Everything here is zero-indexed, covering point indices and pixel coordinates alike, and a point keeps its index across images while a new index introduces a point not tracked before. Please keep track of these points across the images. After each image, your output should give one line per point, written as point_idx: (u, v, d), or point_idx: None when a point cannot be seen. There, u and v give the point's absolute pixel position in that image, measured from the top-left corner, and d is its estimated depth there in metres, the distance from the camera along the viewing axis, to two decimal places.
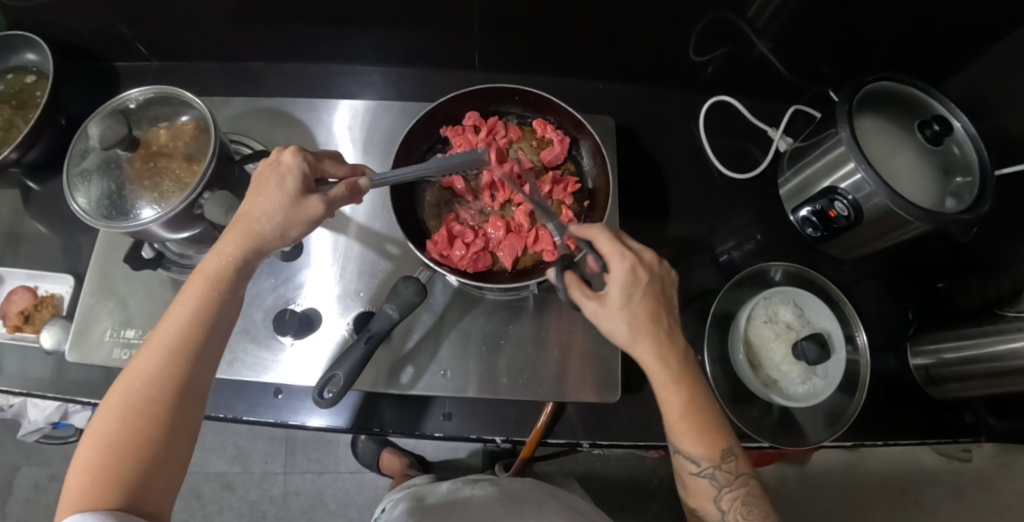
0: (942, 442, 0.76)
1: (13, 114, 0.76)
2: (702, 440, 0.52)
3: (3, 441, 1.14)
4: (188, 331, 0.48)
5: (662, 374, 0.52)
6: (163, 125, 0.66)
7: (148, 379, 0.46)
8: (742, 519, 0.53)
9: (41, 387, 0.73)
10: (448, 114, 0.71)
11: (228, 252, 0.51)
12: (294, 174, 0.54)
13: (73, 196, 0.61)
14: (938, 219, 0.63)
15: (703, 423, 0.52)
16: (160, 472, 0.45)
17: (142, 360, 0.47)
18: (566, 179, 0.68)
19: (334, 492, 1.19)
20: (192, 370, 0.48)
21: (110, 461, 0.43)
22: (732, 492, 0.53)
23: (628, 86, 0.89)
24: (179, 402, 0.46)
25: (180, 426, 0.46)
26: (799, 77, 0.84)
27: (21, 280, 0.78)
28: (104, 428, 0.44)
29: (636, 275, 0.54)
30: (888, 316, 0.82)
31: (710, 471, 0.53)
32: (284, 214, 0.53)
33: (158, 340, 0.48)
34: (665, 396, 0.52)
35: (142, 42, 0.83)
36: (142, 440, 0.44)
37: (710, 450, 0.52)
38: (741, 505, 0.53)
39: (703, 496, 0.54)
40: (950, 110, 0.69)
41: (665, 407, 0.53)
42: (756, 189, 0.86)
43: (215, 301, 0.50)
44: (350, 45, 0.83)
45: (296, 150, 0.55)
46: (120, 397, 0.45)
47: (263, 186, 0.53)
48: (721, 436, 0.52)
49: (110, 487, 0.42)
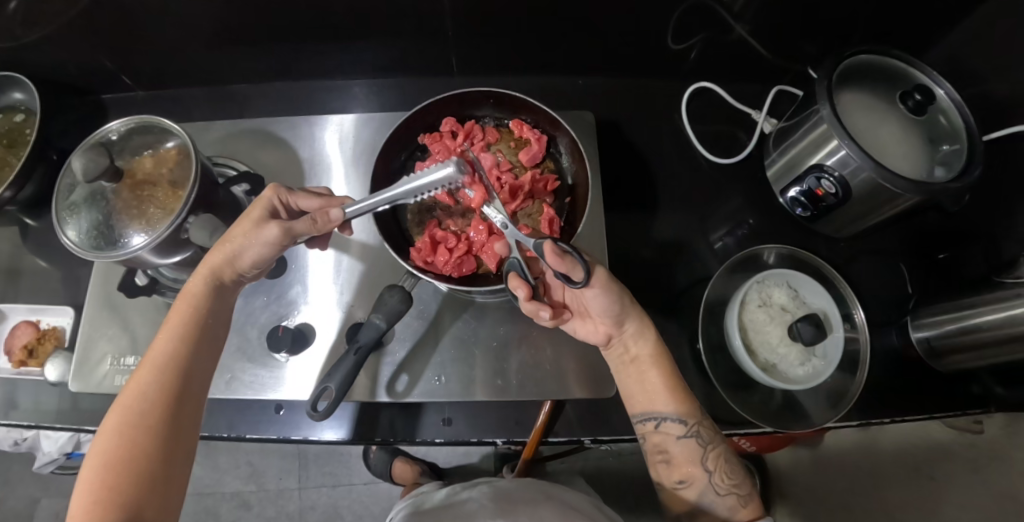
0: (951, 415, 0.75)
1: (5, 153, 0.78)
2: (681, 398, 0.57)
3: (22, 474, 1.16)
4: (177, 348, 0.51)
5: (649, 336, 0.59)
6: (147, 153, 0.68)
7: (142, 396, 0.47)
8: (727, 480, 0.55)
9: (48, 418, 0.74)
10: (425, 122, 0.71)
11: (201, 283, 0.55)
12: (261, 205, 0.56)
13: (63, 230, 0.62)
14: (927, 190, 0.62)
15: (679, 383, 0.58)
16: (162, 482, 0.45)
17: (133, 380, 0.48)
18: (545, 177, 0.68)
19: (349, 504, 1.20)
20: (184, 386, 0.49)
21: (112, 474, 0.43)
22: (715, 450, 0.56)
23: (608, 80, 0.89)
24: (175, 413, 0.48)
25: (177, 437, 0.47)
26: (780, 57, 0.83)
27: (23, 315, 0.79)
28: (103, 447, 0.44)
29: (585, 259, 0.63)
30: (887, 291, 0.81)
31: (694, 430, 0.56)
32: (245, 234, 0.55)
33: (149, 360, 0.50)
34: (646, 362, 0.59)
35: (127, 74, 0.85)
36: (140, 454, 0.44)
37: (689, 410, 0.57)
38: (724, 463, 0.56)
39: (689, 462, 0.56)
40: (932, 79, 0.68)
41: (647, 376, 0.58)
42: (743, 173, 0.86)
43: (196, 322, 0.53)
44: (330, 60, 0.84)
45: (271, 186, 0.57)
46: (117, 417, 0.46)
47: (237, 221, 0.56)
48: (693, 396, 0.58)
49: (112, 502, 0.42)
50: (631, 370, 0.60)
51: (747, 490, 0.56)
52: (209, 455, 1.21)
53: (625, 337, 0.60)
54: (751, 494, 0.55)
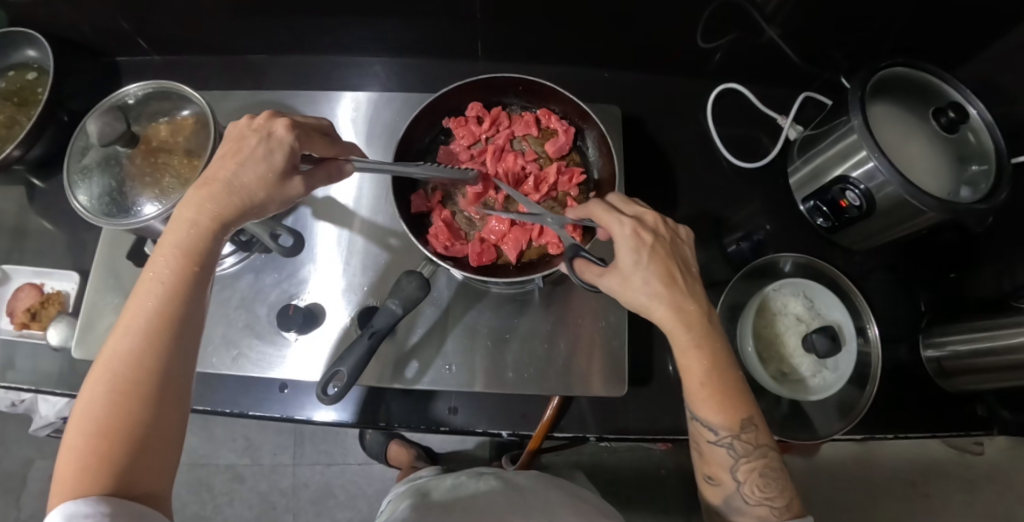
0: (954, 434, 0.75)
1: (16, 111, 0.76)
2: (724, 406, 0.50)
3: (16, 435, 1.16)
4: (169, 293, 0.42)
5: (685, 338, 0.50)
6: (163, 120, 0.66)
7: (125, 359, 0.40)
8: (758, 492, 0.51)
9: (49, 382, 0.73)
10: (450, 105, 0.69)
11: (197, 217, 0.45)
12: (284, 150, 0.49)
13: (75, 193, 0.61)
14: (951, 210, 0.62)
15: (727, 386, 0.50)
16: (152, 458, 0.39)
17: (119, 335, 0.41)
18: (570, 170, 0.67)
19: (343, 484, 1.20)
20: (176, 338, 0.42)
21: (98, 448, 0.37)
22: (749, 462, 0.51)
23: (634, 75, 0.87)
24: (164, 375, 0.41)
25: (169, 404, 0.40)
26: (809, 63, 0.82)
27: (27, 278, 0.78)
28: (87, 411, 0.39)
29: (658, 230, 0.54)
30: (900, 307, 0.80)
31: (728, 441, 0.51)
32: (267, 191, 0.48)
33: (134, 310, 0.42)
34: (687, 361, 0.50)
35: (143, 37, 0.83)
36: (127, 421, 0.38)
37: (732, 418, 0.50)
38: (758, 475, 0.51)
39: (719, 466, 0.52)
40: (966, 97, 0.66)
41: (688, 371, 0.50)
42: (764, 178, 0.85)
43: (186, 265, 0.44)
44: (352, 35, 0.82)
45: (289, 125, 0.49)
46: (100, 380, 0.39)
47: (245, 158, 0.47)
48: (741, 402, 0.51)
49: (103, 473, 0.37)
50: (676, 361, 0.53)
51: (784, 505, 0.51)
52: (206, 427, 1.21)
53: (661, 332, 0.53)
54: (790, 506, 0.51)
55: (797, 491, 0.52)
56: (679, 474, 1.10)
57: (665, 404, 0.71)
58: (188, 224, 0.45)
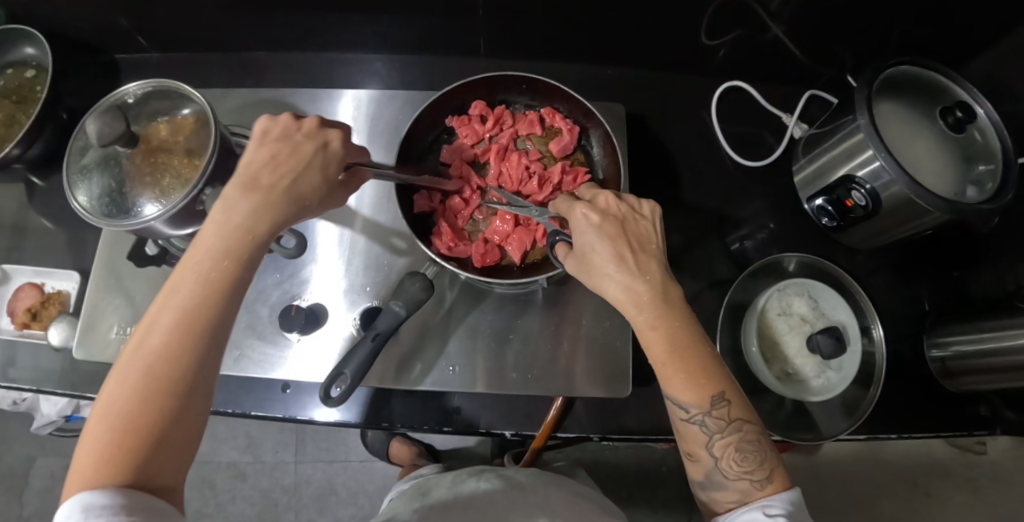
0: (957, 434, 0.75)
1: (15, 109, 0.75)
2: (693, 380, 0.46)
3: (18, 433, 1.16)
4: (206, 287, 0.42)
5: (642, 320, 0.48)
6: (163, 119, 0.66)
7: (155, 349, 0.39)
8: (737, 467, 0.46)
9: (50, 382, 0.73)
10: (453, 104, 0.69)
11: (246, 215, 0.44)
12: (335, 162, 0.51)
13: (74, 194, 0.60)
14: (958, 210, 0.61)
15: (690, 356, 0.46)
16: (171, 454, 0.38)
17: (151, 324, 0.40)
18: (575, 170, 0.67)
19: (345, 481, 1.20)
20: (209, 335, 0.41)
21: (121, 439, 0.37)
22: (724, 439, 0.46)
23: (638, 72, 0.87)
24: (195, 368, 0.40)
25: (195, 400, 0.40)
26: (815, 61, 0.81)
27: (28, 277, 0.78)
28: (111, 405, 0.38)
29: (610, 210, 0.52)
30: (904, 307, 0.80)
31: (700, 418, 0.46)
32: (313, 197, 0.49)
33: (168, 301, 0.41)
34: (648, 342, 0.47)
35: (142, 34, 0.82)
36: (153, 413, 0.38)
37: (701, 392, 0.46)
38: (735, 449, 0.46)
39: (694, 442, 0.47)
40: (974, 96, 0.66)
41: (649, 348, 0.48)
42: (768, 177, 0.84)
43: (225, 262, 0.43)
44: (354, 32, 0.81)
45: (340, 136, 0.52)
46: (129, 369, 0.39)
47: (302, 164, 0.49)
48: (710, 375, 0.46)
49: (123, 465, 0.37)
50: None
51: (769, 480, 0.45)
52: (207, 424, 1.21)
53: None
54: (772, 479, 0.45)
55: (784, 466, 0.46)
56: (680, 471, 1.10)
57: (668, 404, 0.71)
58: (232, 223, 0.44)
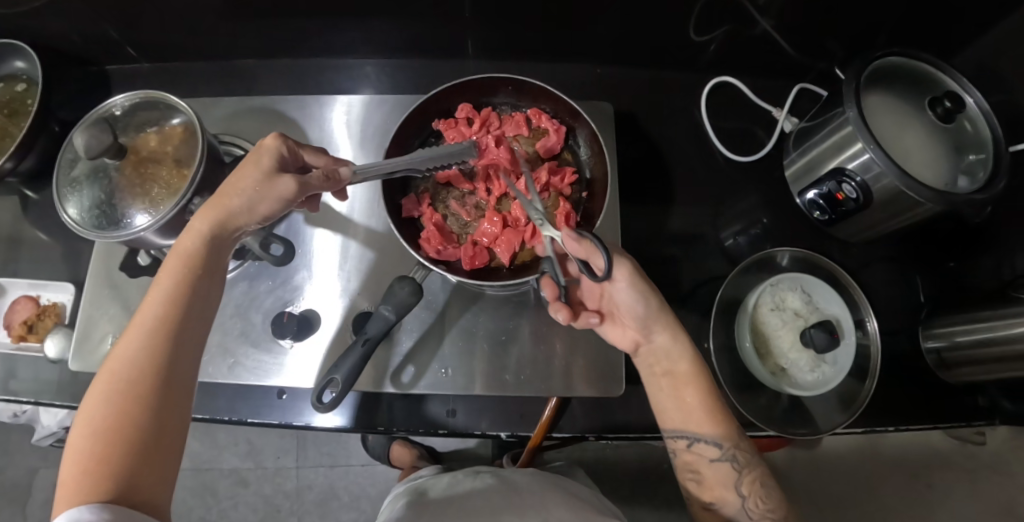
0: (956, 426, 0.75)
1: (6, 123, 0.76)
2: (718, 421, 0.55)
3: (20, 445, 1.16)
4: (170, 302, 0.45)
5: (684, 351, 0.57)
6: (152, 129, 0.66)
7: (128, 364, 0.41)
8: (761, 505, 0.54)
9: (48, 393, 0.73)
10: (440, 107, 0.69)
11: (202, 231, 0.49)
12: (271, 153, 0.52)
13: (64, 207, 0.61)
14: (950, 200, 0.61)
15: (717, 403, 0.56)
16: (154, 462, 0.39)
17: (123, 343, 0.42)
18: (562, 170, 0.67)
19: (346, 485, 1.20)
20: (177, 344, 0.44)
21: (100, 450, 0.38)
22: (749, 475, 0.55)
23: (628, 70, 0.87)
24: (166, 376, 0.42)
25: (170, 406, 0.41)
26: (804, 54, 0.81)
27: (23, 290, 0.78)
28: (89, 418, 0.39)
29: None
30: (899, 299, 0.79)
31: (729, 454, 0.55)
32: (255, 190, 0.50)
33: (138, 321, 0.44)
34: (685, 377, 0.56)
35: (132, 45, 0.82)
36: (130, 422, 0.39)
37: (726, 432, 0.55)
38: (760, 487, 0.55)
39: (722, 484, 0.55)
40: (963, 85, 0.65)
41: (682, 389, 0.56)
42: (759, 171, 0.84)
43: (189, 277, 0.46)
44: (342, 38, 0.81)
45: (275, 134, 0.53)
46: (105, 386, 0.40)
47: (240, 166, 0.51)
48: (731, 417, 0.56)
49: (104, 475, 0.37)
50: (663, 384, 0.58)
51: (782, 515, 0.54)
52: (208, 431, 1.22)
53: (653, 349, 0.58)
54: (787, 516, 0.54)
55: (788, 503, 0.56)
56: None
57: None
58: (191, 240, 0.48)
